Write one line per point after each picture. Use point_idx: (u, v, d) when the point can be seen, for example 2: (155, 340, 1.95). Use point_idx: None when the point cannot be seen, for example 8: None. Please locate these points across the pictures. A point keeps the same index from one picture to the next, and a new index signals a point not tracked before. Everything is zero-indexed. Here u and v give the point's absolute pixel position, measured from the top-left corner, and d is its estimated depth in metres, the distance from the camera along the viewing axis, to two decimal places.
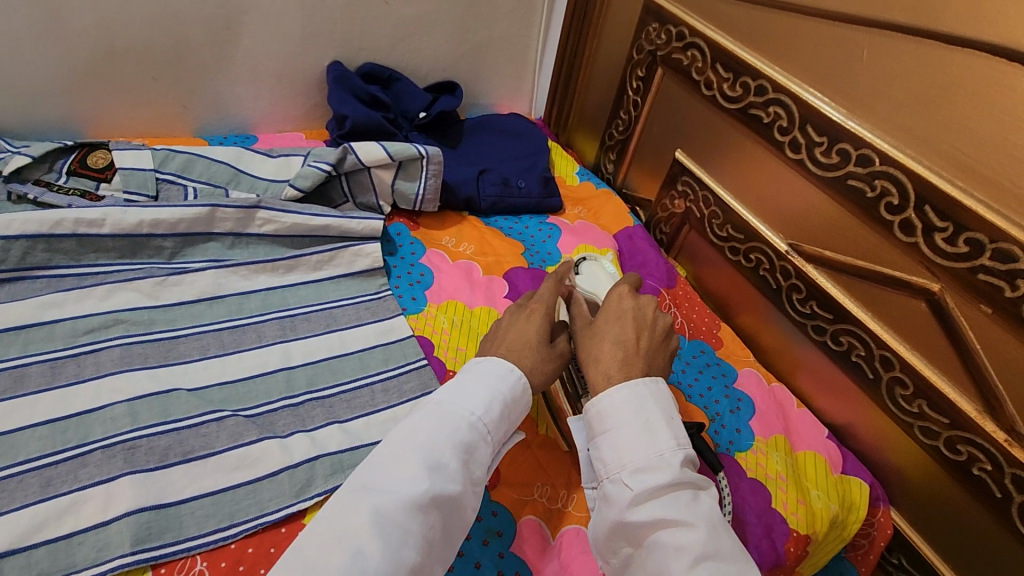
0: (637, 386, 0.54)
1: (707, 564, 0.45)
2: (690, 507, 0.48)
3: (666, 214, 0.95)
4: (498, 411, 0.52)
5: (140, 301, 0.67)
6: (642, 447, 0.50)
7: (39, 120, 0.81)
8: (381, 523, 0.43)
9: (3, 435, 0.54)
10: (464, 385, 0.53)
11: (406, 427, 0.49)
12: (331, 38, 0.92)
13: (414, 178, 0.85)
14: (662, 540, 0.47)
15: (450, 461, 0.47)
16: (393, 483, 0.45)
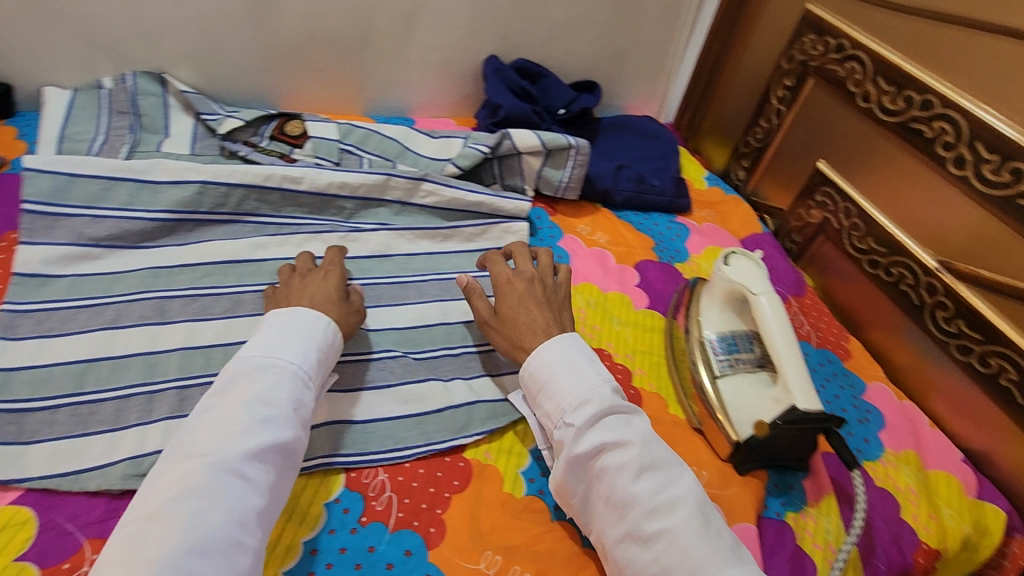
0: (552, 338, 0.61)
1: (647, 475, 0.52)
2: (625, 428, 0.55)
3: (800, 223, 0.96)
4: (316, 357, 0.55)
5: (326, 251, 0.77)
6: (572, 387, 0.57)
7: (245, 92, 0.94)
8: (219, 477, 0.45)
9: (226, 345, 0.64)
10: (273, 334, 0.55)
11: (226, 380, 0.51)
12: (493, 34, 1.00)
13: (560, 167, 0.91)
14: (606, 461, 0.53)
15: (279, 413, 0.50)
16: (220, 437, 0.47)
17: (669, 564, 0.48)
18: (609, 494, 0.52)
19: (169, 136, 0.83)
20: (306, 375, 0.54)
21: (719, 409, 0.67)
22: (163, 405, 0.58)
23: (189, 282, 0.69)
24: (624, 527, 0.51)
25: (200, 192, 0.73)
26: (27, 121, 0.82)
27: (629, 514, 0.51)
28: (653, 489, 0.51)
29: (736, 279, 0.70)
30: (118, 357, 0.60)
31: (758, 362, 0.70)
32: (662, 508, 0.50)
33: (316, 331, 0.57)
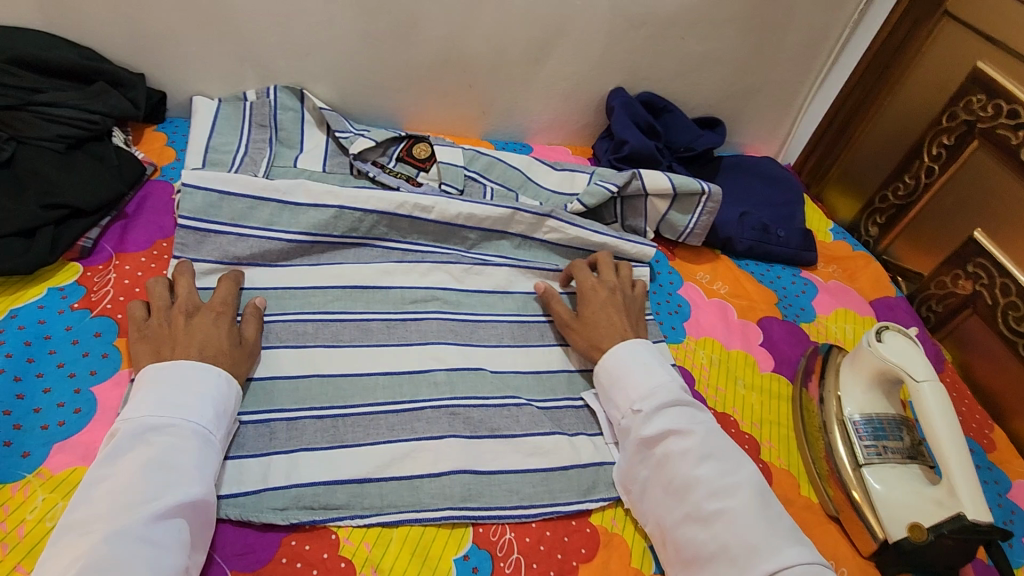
0: (625, 341, 0.66)
1: (710, 462, 0.56)
2: (690, 419, 0.59)
3: (943, 292, 0.90)
4: (217, 410, 0.53)
5: (450, 282, 0.76)
6: (643, 381, 0.62)
7: (372, 109, 0.94)
8: (121, 549, 0.43)
9: (356, 376, 0.63)
10: (165, 391, 0.51)
11: (126, 449, 0.48)
12: (622, 66, 0.97)
13: (687, 211, 0.88)
14: (671, 446, 0.57)
15: (177, 471, 0.48)
16: (114, 511, 0.44)
17: (726, 542, 0.51)
18: (673, 480, 0.56)
19: (304, 152, 0.84)
20: (207, 428, 0.51)
21: (865, 501, 0.62)
22: (302, 432, 0.58)
23: (321, 305, 0.69)
24: (685, 509, 0.54)
25: (337, 216, 0.73)
26: (175, 128, 0.85)
27: (691, 494, 0.54)
28: (713, 474, 0.55)
29: (895, 359, 0.64)
30: (258, 380, 0.60)
31: (908, 452, 0.65)
32: (721, 491, 0.54)
33: (212, 380, 0.54)
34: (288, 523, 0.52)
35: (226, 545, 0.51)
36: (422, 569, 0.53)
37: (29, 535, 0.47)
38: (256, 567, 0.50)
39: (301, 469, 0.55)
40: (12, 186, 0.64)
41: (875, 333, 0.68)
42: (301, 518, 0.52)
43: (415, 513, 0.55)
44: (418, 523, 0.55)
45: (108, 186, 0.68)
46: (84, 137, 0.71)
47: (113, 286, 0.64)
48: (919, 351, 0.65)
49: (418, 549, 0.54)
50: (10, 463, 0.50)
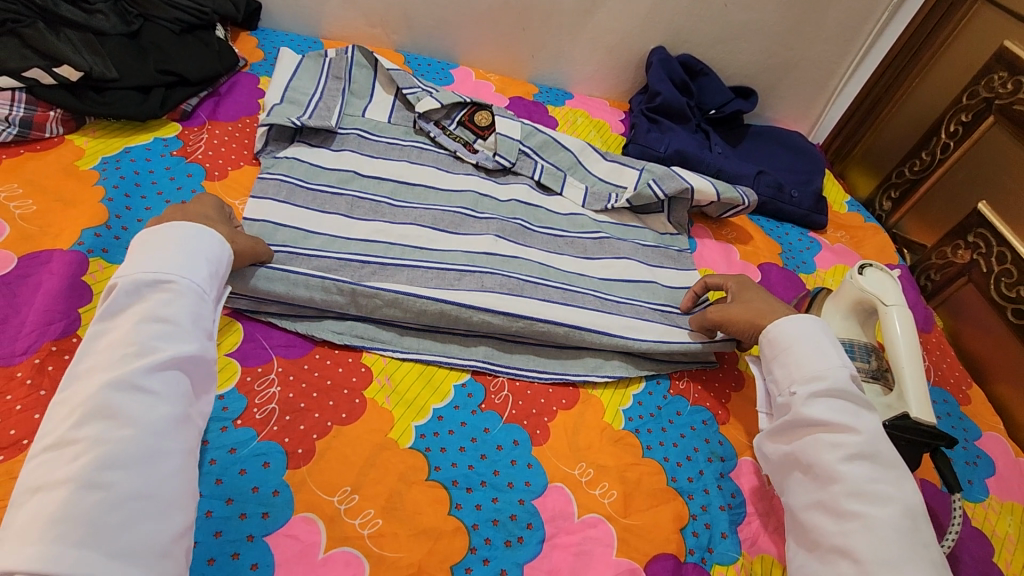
0: (800, 319, 0.64)
1: (860, 462, 0.54)
2: (855, 418, 0.57)
3: (942, 262, 0.94)
4: (205, 270, 0.53)
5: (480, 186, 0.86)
6: (811, 363, 0.61)
7: (436, 42, 1.06)
8: (117, 394, 0.44)
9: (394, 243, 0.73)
10: (155, 252, 0.52)
11: (119, 309, 0.49)
12: (666, 28, 1.05)
13: (719, 209, 0.95)
14: (820, 437, 0.57)
15: (171, 325, 0.49)
16: (109, 360, 0.46)
17: (854, 544, 0.51)
18: (815, 467, 0.56)
19: (372, 103, 0.91)
20: (203, 289, 0.52)
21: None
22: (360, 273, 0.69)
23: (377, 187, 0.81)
24: (820, 495, 0.55)
25: (387, 248, 0.73)
26: (265, 35, 0.99)
27: (831, 487, 0.55)
28: (860, 474, 0.54)
29: (868, 289, 0.71)
30: (327, 236, 0.72)
31: (871, 373, 0.70)
32: (869, 494, 0.52)
33: (206, 244, 0.54)
34: (342, 343, 0.63)
35: (274, 336, 0.61)
36: (429, 387, 0.62)
37: None
38: (296, 356, 0.60)
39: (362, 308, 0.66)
40: (135, 51, 0.77)
41: (859, 269, 0.74)
42: (352, 341, 0.63)
43: (445, 357, 0.65)
44: (446, 365, 0.65)
45: (211, 65, 0.82)
46: (195, 24, 0.84)
47: (204, 144, 0.77)
48: (899, 287, 0.71)
49: (426, 371, 0.64)
50: (117, 250, 0.63)
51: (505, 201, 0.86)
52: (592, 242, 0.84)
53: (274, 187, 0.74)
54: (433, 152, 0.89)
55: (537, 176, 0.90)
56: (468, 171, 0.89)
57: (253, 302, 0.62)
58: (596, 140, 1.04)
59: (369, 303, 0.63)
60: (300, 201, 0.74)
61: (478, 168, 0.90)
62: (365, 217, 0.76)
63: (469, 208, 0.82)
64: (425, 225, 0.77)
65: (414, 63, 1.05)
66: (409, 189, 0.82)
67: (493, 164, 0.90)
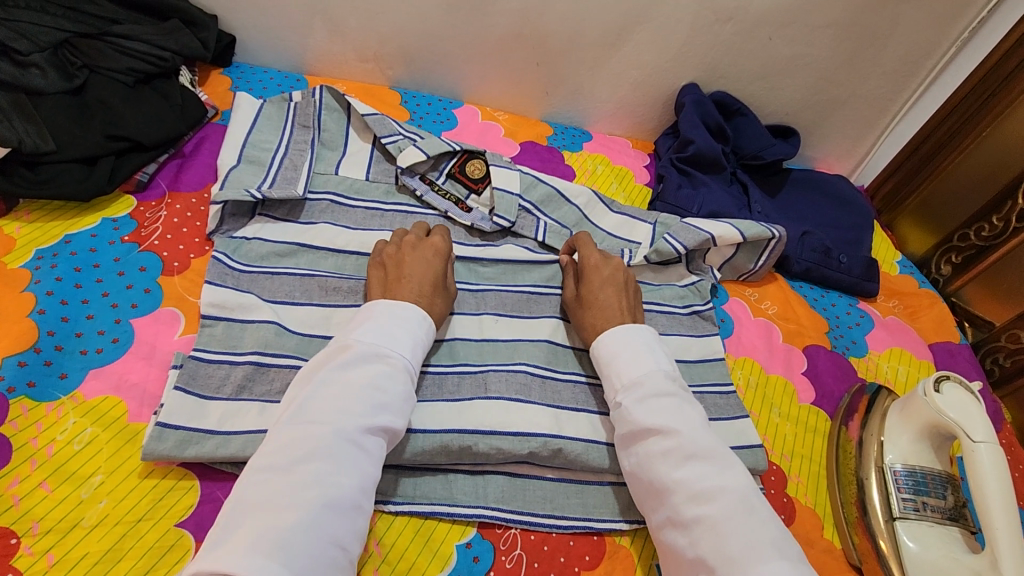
0: (624, 325, 0.62)
1: (693, 461, 0.51)
2: (674, 415, 0.54)
3: (1014, 347, 0.83)
4: (421, 352, 0.56)
5: (487, 259, 0.75)
6: (630, 371, 0.58)
7: (438, 77, 0.93)
8: (343, 444, 0.46)
9: None
10: (385, 324, 0.55)
11: (350, 366, 0.51)
12: (700, 62, 0.92)
13: (753, 255, 0.84)
14: (649, 446, 0.54)
15: (390, 397, 0.51)
16: (337, 412, 0.48)
17: (705, 552, 0.47)
18: (652, 482, 0.53)
19: (346, 156, 0.79)
20: (414, 367, 0.55)
21: (893, 557, 0.58)
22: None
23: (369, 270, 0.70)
24: (665, 511, 0.51)
25: None
26: (240, 73, 0.86)
27: (669, 498, 0.51)
28: (694, 477, 0.50)
29: (952, 415, 0.60)
30: (301, 334, 0.61)
31: (949, 513, 0.61)
32: (702, 495, 0.49)
33: (422, 332, 0.57)
34: None
35: None
36: (423, 551, 0.52)
37: (57, 454, 0.49)
38: None
39: None
40: (78, 112, 0.66)
41: (935, 382, 0.62)
42: None
43: (448, 508, 0.54)
44: (448, 518, 0.54)
45: (170, 123, 0.70)
46: (152, 73, 0.72)
47: (162, 224, 0.65)
48: (984, 411, 0.59)
49: (422, 529, 0.53)
50: (47, 383, 0.52)
51: (508, 265, 0.75)
52: None
53: (232, 276, 0.63)
54: (420, 215, 0.77)
55: (540, 237, 0.78)
56: (462, 237, 0.77)
57: (219, 441, 0.51)
58: (618, 193, 0.91)
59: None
60: (266, 294, 0.64)
61: (472, 231, 0.78)
62: (342, 303, 0.65)
63: (470, 283, 0.73)
64: None
65: (412, 102, 0.92)
66: None
67: (490, 226, 0.78)
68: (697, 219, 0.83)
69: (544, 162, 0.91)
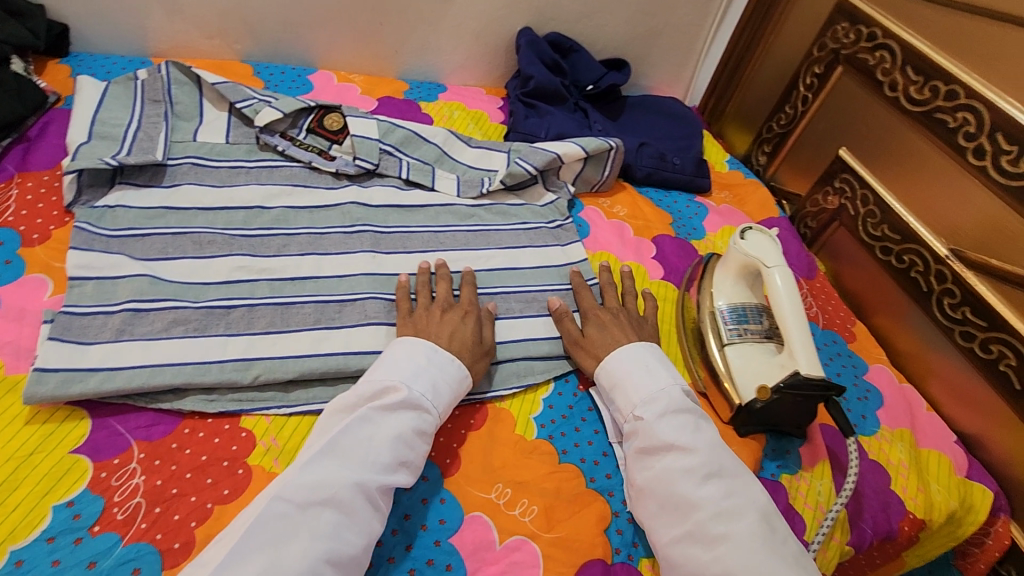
0: (634, 346, 0.66)
1: (715, 480, 0.54)
2: (693, 434, 0.57)
3: (816, 209, 0.98)
4: (447, 408, 0.58)
5: (357, 200, 0.81)
6: (645, 386, 0.62)
7: (289, 47, 0.98)
8: (364, 497, 0.49)
9: (280, 281, 0.68)
10: (433, 375, 0.58)
11: (386, 411, 0.54)
12: (529, 7, 1.02)
13: (599, 167, 0.94)
14: (670, 463, 0.56)
15: (413, 455, 0.53)
16: (360, 459, 0.50)
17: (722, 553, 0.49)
18: (670, 497, 0.54)
19: (203, 124, 0.82)
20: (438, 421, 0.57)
21: (727, 377, 0.70)
22: (233, 321, 0.62)
23: (239, 222, 0.73)
24: (685, 527, 0.52)
25: (253, 288, 0.67)
26: (81, 61, 0.86)
27: (693, 515, 0.52)
28: (717, 493, 0.53)
29: (752, 253, 0.72)
30: (178, 282, 0.64)
31: (766, 333, 0.73)
32: (726, 513, 0.52)
33: (458, 393, 0.60)
34: (216, 412, 0.56)
35: (131, 419, 0.54)
36: None
37: None
38: (159, 437, 0.54)
39: (228, 346, 0.60)
40: None
41: (740, 234, 0.75)
42: (228, 407, 0.56)
43: None
44: None
45: (6, 108, 0.70)
46: None
47: (16, 202, 0.67)
48: (777, 247, 0.72)
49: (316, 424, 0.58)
50: None
51: (379, 206, 0.82)
52: (472, 234, 0.83)
53: (100, 241, 0.65)
54: (286, 168, 0.81)
55: (404, 174, 0.86)
56: (329, 182, 0.82)
57: (104, 375, 0.54)
58: (475, 132, 0.99)
59: (244, 375, 0.58)
60: (137, 254, 0.66)
61: (339, 176, 0.84)
62: (219, 253, 0.69)
63: (342, 224, 0.77)
64: (293, 254, 0.72)
65: (265, 72, 0.95)
66: (263, 215, 0.75)
67: (355, 169, 0.84)
68: (545, 142, 0.93)
69: (403, 114, 0.97)
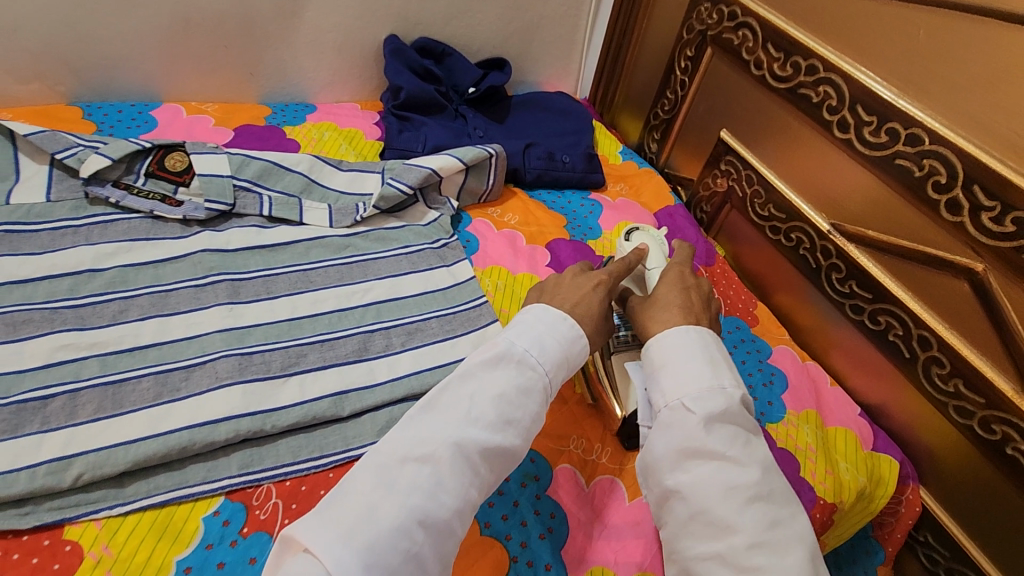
0: (705, 338, 0.55)
1: (759, 505, 0.46)
2: (746, 448, 0.48)
3: (708, 193, 0.96)
4: (564, 368, 0.54)
5: (210, 247, 0.73)
6: (701, 377, 0.51)
7: (124, 81, 0.88)
8: (461, 455, 0.45)
9: (113, 355, 0.60)
10: (538, 332, 0.54)
11: (483, 372, 0.50)
12: (390, 13, 0.96)
13: (482, 177, 0.90)
14: (709, 470, 0.47)
15: (520, 414, 0.49)
16: (459, 414, 0.47)
17: None
18: (704, 512, 0.46)
19: (19, 182, 0.72)
20: (550, 379, 0.53)
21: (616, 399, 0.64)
22: (52, 414, 0.54)
23: (63, 292, 0.64)
24: (718, 548, 0.45)
25: (79, 368, 0.58)
26: None
27: (730, 540, 0.44)
28: (761, 524, 0.45)
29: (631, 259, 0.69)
30: None
31: None
32: (767, 543, 0.44)
33: (575, 353, 0.55)
34: (32, 527, 0.49)
35: None
36: (161, 540, 0.50)
37: None
38: None
39: (45, 445, 0.52)
40: None
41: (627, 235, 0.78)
42: (45, 519, 0.49)
43: (185, 489, 0.53)
44: (188, 498, 0.53)
45: None
46: None
47: None
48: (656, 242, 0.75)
49: (156, 519, 0.51)
50: None
51: (237, 250, 0.74)
52: (347, 267, 0.76)
53: None
54: (123, 221, 0.73)
55: (265, 211, 0.78)
56: (176, 231, 0.74)
57: None
58: (348, 153, 0.93)
59: (62, 478, 0.50)
60: None
61: (189, 222, 0.75)
62: (37, 333, 0.60)
63: (192, 277, 0.69)
64: (130, 320, 0.63)
65: (98, 113, 0.85)
66: (94, 279, 0.66)
67: (206, 213, 0.75)
68: (420, 156, 0.88)
69: (265, 143, 0.89)
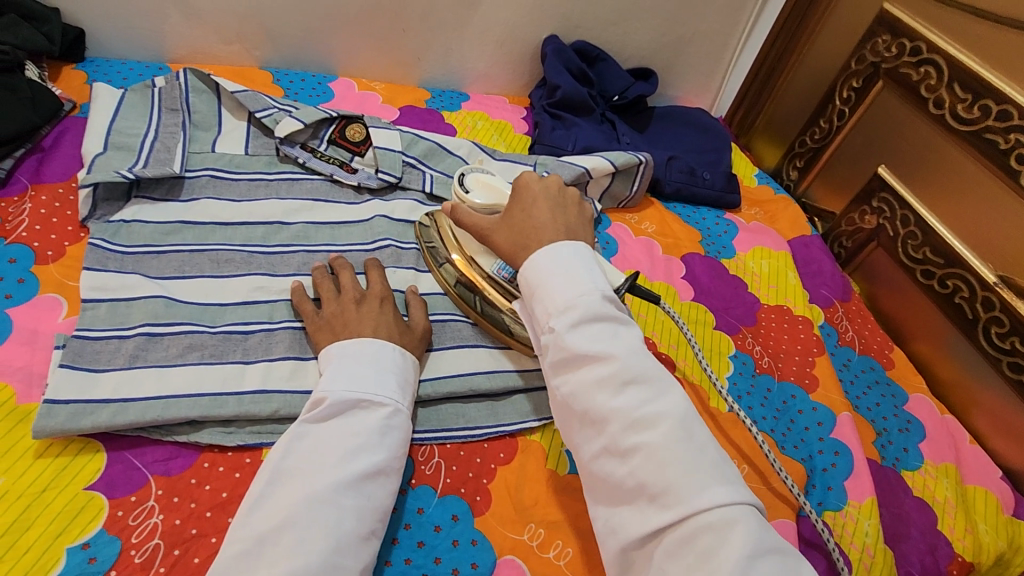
0: (555, 245, 0.52)
1: (633, 388, 0.44)
2: (612, 340, 0.46)
3: (852, 228, 0.95)
4: (397, 382, 0.54)
5: (379, 214, 0.78)
6: (564, 291, 0.48)
7: (308, 52, 0.95)
8: (315, 503, 0.44)
9: None
10: (349, 367, 0.53)
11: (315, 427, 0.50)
12: (555, 15, 0.99)
13: (628, 182, 0.91)
14: (583, 375, 0.45)
15: (368, 435, 0.49)
16: (315, 467, 0.47)
17: None
18: (585, 411, 0.45)
19: (222, 134, 0.79)
20: (386, 400, 0.52)
21: None
22: (251, 347, 0.60)
23: (255, 238, 0.70)
24: (602, 441, 0.44)
25: (271, 310, 0.64)
26: (96, 67, 0.84)
27: (606, 429, 0.43)
28: (633, 402, 0.43)
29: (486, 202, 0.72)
30: (195, 304, 0.62)
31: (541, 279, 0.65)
32: (640, 422, 0.42)
33: (388, 361, 0.55)
34: (234, 446, 0.54)
35: (148, 452, 0.52)
36: None
37: None
38: (178, 472, 0.51)
39: (246, 375, 0.57)
40: None
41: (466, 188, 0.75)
42: (246, 440, 0.54)
43: None
44: None
45: (23, 118, 0.69)
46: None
47: (30, 215, 0.65)
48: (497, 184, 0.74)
49: None
50: None
51: (401, 222, 0.79)
52: None
53: (115, 259, 0.63)
54: (306, 180, 0.79)
55: (427, 188, 0.83)
56: (350, 197, 0.79)
57: (116, 408, 0.52)
58: (499, 143, 0.97)
59: (264, 408, 0.55)
60: (152, 272, 0.63)
61: (360, 190, 0.81)
62: (236, 273, 0.66)
63: (363, 241, 0.74)
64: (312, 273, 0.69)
65: (285, 80, 0.93)
66: (282, 231, 0.72)
67: (377, 182, 0.81)
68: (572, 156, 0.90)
69: (425, 124, 0.94)
